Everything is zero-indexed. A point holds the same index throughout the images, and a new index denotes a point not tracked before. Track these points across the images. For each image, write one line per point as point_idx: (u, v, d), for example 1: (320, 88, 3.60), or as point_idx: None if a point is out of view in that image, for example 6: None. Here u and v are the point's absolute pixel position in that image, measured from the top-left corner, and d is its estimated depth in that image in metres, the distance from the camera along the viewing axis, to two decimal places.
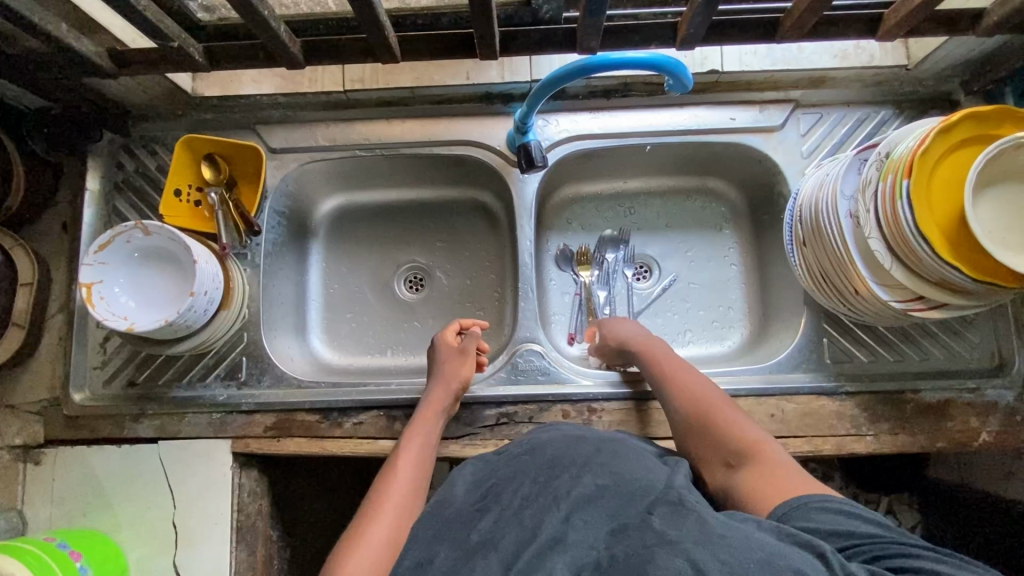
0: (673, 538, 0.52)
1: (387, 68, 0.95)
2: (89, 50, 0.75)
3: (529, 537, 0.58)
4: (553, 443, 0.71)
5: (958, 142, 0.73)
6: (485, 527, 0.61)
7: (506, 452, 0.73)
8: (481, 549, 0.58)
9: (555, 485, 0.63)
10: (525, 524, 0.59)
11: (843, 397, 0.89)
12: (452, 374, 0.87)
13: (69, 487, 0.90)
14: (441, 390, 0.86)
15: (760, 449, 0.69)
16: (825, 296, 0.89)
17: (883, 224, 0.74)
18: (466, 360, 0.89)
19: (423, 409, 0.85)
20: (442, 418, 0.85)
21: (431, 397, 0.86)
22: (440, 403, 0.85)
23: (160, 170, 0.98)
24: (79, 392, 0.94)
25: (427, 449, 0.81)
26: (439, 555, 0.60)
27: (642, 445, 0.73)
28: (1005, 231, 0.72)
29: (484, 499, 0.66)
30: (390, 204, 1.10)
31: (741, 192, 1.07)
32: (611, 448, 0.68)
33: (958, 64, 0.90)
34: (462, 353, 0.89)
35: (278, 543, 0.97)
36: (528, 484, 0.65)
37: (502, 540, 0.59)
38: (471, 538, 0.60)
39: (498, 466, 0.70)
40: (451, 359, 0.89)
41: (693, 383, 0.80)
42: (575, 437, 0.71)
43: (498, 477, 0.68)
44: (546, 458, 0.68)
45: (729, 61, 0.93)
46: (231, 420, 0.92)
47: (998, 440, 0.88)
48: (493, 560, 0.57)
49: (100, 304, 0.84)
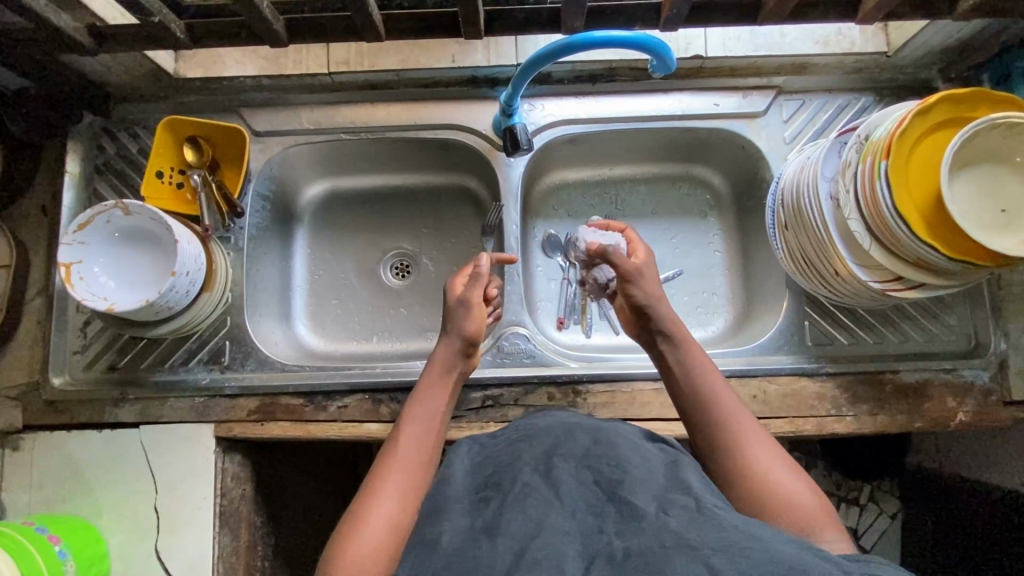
0: (692, 542, 0.50)
1: (372, 49, 0.94)
2: (68, 25, 0.74)
3: (534, 529, 0.55)
4: (550, 431, 0.70)
5: (935, 125, 0.74)
6: (488, 516, 0.58)
7: (502, 439, 0.72)
8: (487, 534, 0.55)
9: (555, 475, 0.61)
10: (528, 515, 0.56)
11: (824, 379, 0.91)
12: (457, 328, 0.81)
13: (47, 473, 0.89)
14: (447, 342, 0.81)
15: (814, 517, 0.62)
16: (807, 280, 0.90)
17: (862, 205, 0.76)
18: (472, 310, 0.82)
19: (431, 370, 0.80)
20: (453, 380, 0.81)
21: (438, 354, 0.81)
22: (444, 362, 0.81)
23: (141, 153, 0.97)
24: (58, 377, 0.92)
25: (430, 413, 0.76)
26: (446, 534, 0.57)
27: (631, 427, 0.73)
28: (980, 211, 0.73)
29: (475, 482, 0.66)
30: (377, 190, 1.09)
31: (726, 179, 1.08)
32: (608, 437, 0.68)
33: (936, 50, 0.91)
34: (468, 301, 0.82)
35: (261, 528, 0.97)
36: (527, 471, 0.63)
37: (508, 525, 0.56)
38: (476, 525, 0.58)
39: (495, 454, 0.69)
40: (456, 312, 0.82)
41: (740, 416, 0.71)
42: (570, 426, 0.71)
43: (493, 465, 0.67)
44: (543, 447, 0.67)
45: (713, 46, 0.93)
46: (213, 404, 0.91)
47: (974, 420, 0.90)
48: (500, 545, 0.54)
49: (79, 284, 0.83)
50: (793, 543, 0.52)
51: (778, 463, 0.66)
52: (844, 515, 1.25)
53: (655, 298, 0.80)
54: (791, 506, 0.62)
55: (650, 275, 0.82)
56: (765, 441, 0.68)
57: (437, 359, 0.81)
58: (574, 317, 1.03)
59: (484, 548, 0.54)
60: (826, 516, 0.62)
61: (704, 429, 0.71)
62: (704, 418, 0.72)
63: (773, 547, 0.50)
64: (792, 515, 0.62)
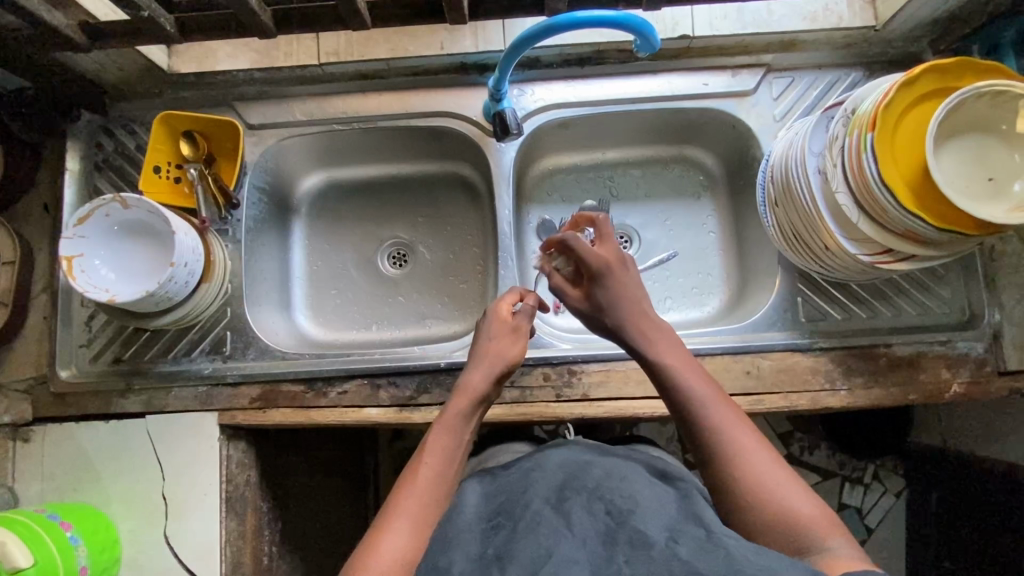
0: (701, 573, 0.52)
1: (361, 40, 0.96)
2: (62, 22, 0.75)
3: (545, 555, 0.57)
4: (562, 466, 0.73)
5: (921, 96, 0.74)
6: (499, 543, 0.62)
7: (515, 468, 0.77)
8: (498, 562, 0.59)
9: (566, 505, 0.64)
10: (538, 542, 0.59)
11: (817, 353, 0.91)
12: (496, 355, 0.80)
13: (58, 464, 0.92)
14: (482, 369, 0.79)
15: (813, 525, 0.60)
16: (797, 255, 0.90)
17: (850, 178, 0.76)
18: (517, 339, 0.82)
19: (459, 394, 0.76)
20: (479, 410, 0.77)
21: (470, 379, 0.78)
22: (475, 385, 0.77)
23: (139, 150, 0.98)
24: (66, 369, 0.95)
25: (456, 442, 0.73)
26: (457, 563, 0.59)
27: (636, 462, 0.78)
28: (968, 181, 0.74)
29: (487, 508, 0.70)
30: (372, 181, 1.10)
31: (718, 159, 1.08)
32: (620, 472, 0.71)
33: (925, 23, 0.91)
34: (514, 329, 0.83)
35: (268, 512, 0.99)
36: (538, 501, 0.66)
37: (518, 553, 0.58)
38: (488, 553, 0.61)
39: (507, 485, 0.73)
40: (502, 336, 0.82)
41: (733, 423, 0.67)
42: (585, 462, 0.74)
43: (505, 497, 0.71)
44: (556, 480, 0.70)
45: (700, 25, 0.94)
46: (217, 393, 0.93)
47: (969, 391, 0.90)
48: (510, 571, 0.57)
49: (81, 276, 0.85)
50: (806, 572, 0.51)
51: (774, 469, 0.64)
52: (848, 494, 1.30)
53: (623, 299, 0.78)
54: (789, 520, 0.61)
55: (628, 275, 0.79)
56: (754, 445, 0.65)
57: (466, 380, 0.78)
58: None
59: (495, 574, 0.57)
60: (826, 524, 0.60)
61: (695, 436, 0.68)
62: (694, 425, 0.68)
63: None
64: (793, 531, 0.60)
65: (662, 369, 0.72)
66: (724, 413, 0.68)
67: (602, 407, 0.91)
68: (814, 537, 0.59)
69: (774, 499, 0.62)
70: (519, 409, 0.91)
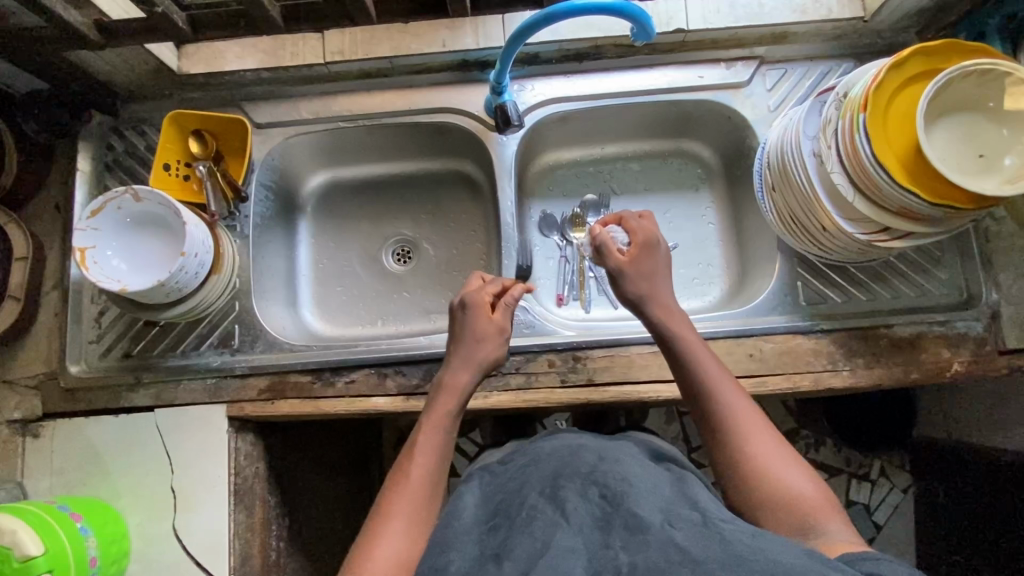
0: (697, 557, 0.52)
1: (365, 39, 0.98)
2: (76, 20, 0.78)
3: (541, 548, 0.58)
4: (556, 454, 0.74)
5: (908, 78, 0.77)
6: (496, 543, 0.62)
7: (512, 465, 0.77)
8: (495, 559, 0.59)
9: (561, 495, 0.64)
10: (534, 536, 0.59)
11: (819, 335, 0.92)
12: (479, 356, 0.81)
13: (68, 458, 0.92)
14: (468, 371, 0.80)
15: (811, 508, 0.61)
16: (797, 239, 0.92)
17: (844, 159, 0.78)
18: (498, 340, 0.83)
19: (445, 395, 0.77)
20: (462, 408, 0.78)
21: (455, 378, 0.79)
22: (461, 387, 0.78)
23: (149, 150, 1.01)
24: (75, 365, 0.96)
25: (445, 442, 0.74)
26: (454, 562, 0.61)
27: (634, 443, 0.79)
28: (959, 158, 0.76)
29: (486, 509, 0.70)
30: (376, 179, 1.13)
31: (715, 151, 1.10)
32: (614, 456, 0.71)
33: (912, 13, 0.94)
34: (496, 329, 0.83)
35: (276, 508, 0.99)
36: (533, 494, 0.67)
37: (514, 549, 0.59)
38: (485, 551, 0.61)
39: (502, 481, 0.74)
40: (483, 335, 0.82)
41: (739, 410, 0.68)
42: (576, 446, 0.74)
43: (502, 493, 0.72)
44: (549, 469, 0.70)
45: (694, 20, 0.96)
46: (225, 385, 0.94)
47: (970, 371, 0.91)
48: (507, 568, 0.57)
49: (94, 268, 0.86)
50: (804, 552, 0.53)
51: (780, 453, 0.65)
52: (856, 490, 1.30)
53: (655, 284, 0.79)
54: (789, 502, 0.62)
55: (660, 264, 0.81)
56: (755, 425, 0.67)
57: (450, 380, 0.79)
58: (573, 294, 1.06)
59: (492, 570, 0.58)
60: (824, 505, 0.62)
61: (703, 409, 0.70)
62: (703, 397, 0.70)
63: (777, 556, 0.51)
64: (791, 511, 0.62)
65: (678, 350, 0.74)
66: (731, 389, 0.70)
67: (607, 392, 0.91)
68: (808, 515, 0.61)
69: (777, 482, 0.63)
70: (524, 396, 0.92)
